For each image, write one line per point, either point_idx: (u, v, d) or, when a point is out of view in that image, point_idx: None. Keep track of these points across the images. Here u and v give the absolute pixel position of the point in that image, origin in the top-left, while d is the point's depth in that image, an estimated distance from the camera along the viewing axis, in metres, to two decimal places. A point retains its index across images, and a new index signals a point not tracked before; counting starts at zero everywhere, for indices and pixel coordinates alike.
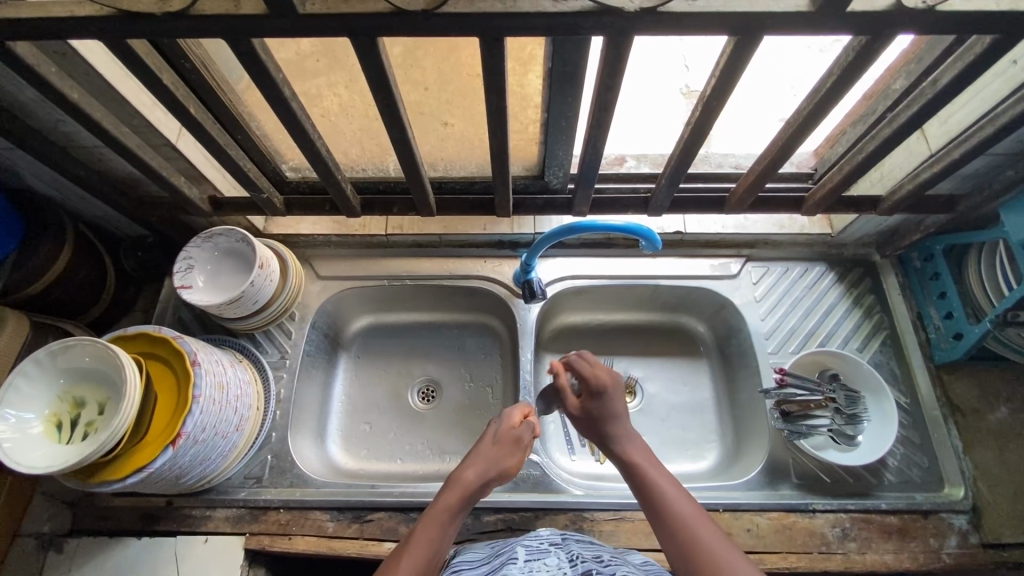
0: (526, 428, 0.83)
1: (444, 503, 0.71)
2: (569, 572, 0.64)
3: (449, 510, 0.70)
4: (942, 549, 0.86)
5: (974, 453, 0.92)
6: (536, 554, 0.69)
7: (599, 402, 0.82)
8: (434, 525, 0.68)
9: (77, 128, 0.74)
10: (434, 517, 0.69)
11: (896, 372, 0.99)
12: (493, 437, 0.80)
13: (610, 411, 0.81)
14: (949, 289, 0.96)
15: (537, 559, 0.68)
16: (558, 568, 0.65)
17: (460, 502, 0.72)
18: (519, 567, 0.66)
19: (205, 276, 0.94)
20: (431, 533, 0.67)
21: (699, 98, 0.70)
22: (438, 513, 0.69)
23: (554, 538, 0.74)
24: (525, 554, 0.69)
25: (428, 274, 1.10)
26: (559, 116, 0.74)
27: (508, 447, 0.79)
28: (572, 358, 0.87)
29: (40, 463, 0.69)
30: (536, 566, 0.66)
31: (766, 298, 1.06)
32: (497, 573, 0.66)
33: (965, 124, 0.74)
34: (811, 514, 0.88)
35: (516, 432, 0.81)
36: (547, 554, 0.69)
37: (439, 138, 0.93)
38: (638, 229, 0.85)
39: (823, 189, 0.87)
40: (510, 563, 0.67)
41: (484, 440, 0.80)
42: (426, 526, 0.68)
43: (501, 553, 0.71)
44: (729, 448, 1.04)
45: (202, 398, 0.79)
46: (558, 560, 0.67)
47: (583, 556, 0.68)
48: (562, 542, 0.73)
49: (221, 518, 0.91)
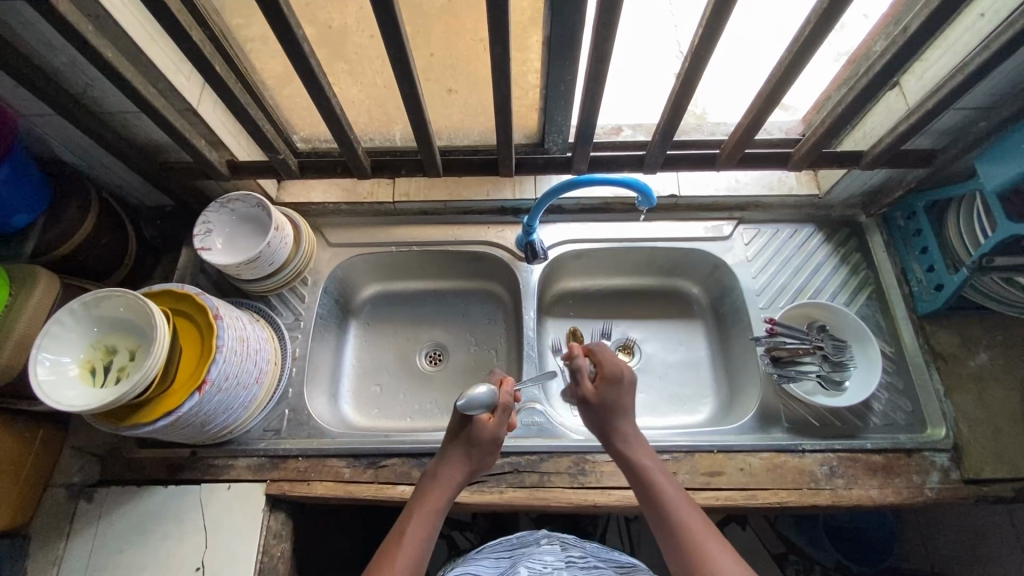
0: (497, 416, 0.84)
1: (430, 503, 0.80)
2: None
3: (434, 509, 0.79)
4: (925, 484, 0.91)
5: (956, 396, 0.97)
6: None
7: (615, 389, 0.86)
8: (423, 524, 0.78)
9: (105, 90, 0.78)
10: (424, 518, 0.79)
11: (882, 324, 1.05)
12: (467, 433, 0.84)
13: (624, 404, 0.86)
14: (931, 243, 1.00)
15: None
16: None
17: (444, 500, 0.81)
18: None
19: (223, 239, 0.99)
20: (421, 533, 0.77)
21: (682, 67, 0.77)
22: (425, 511, 0.79)
23: (558, 562, 0.83)
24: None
25: (433, 240, 1.15)
26: (558, 78, 0.80)
27: (481, 445, 0.83)
28: (596, 347, 0.91)
29: (77, 403, 0.74)
30: None
31: (758, 258, 1.11)
32: None
33: (939, 77, 0.80)
34: (801, 454, 0.93)
35: (489, 432, 0.83)
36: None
37: (444, 104, 0.97)
38: (634, 184, 0.91)
39: (808, 144, 0.91)
40: None
41: (456, 438, 0.84)
42: (415, 527, 0.77)
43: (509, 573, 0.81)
44: (724, 401, 1.09)
45: (225, 348, 0.85)
46: None
47: None
48: (566, 566, 0.82)
49: (243, 467, 0.96)
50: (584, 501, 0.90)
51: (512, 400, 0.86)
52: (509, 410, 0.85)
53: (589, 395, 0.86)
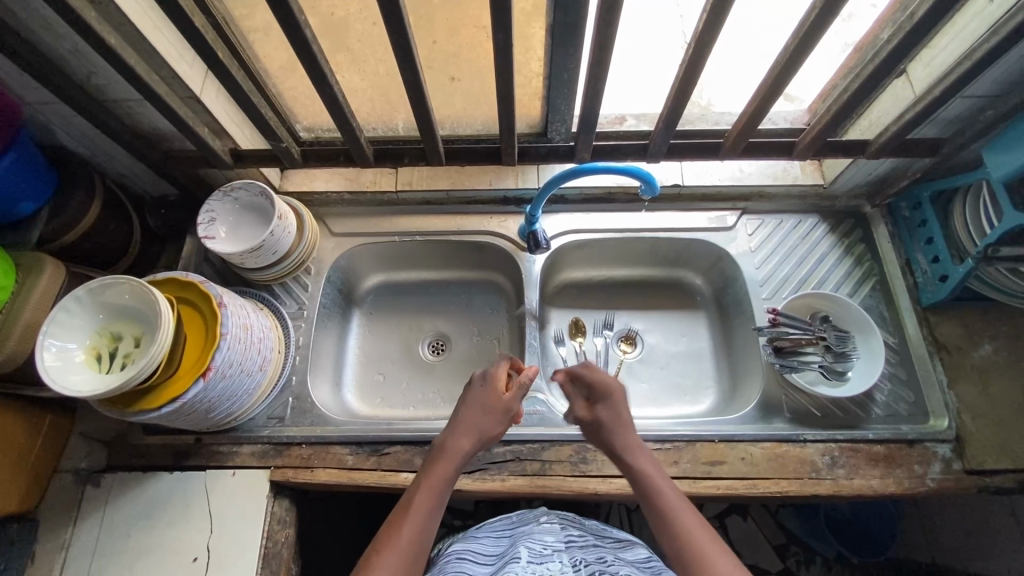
0: (518, 388, 0.88)
1: (439, 473, 0.77)
2: None
3: (444, 478, 0.77)
4: (926, 475, 0.91)
5: (959, 387, 0.97)
6: (539, 558, 0.76)
7: (609, 407, 0.85)
8: (432, 492, 0.75)
9: (109, 78, 0.78)
10: (432, 487, 0.76)
11: (885, 315, 1.04)
12: (487, 400, 0.86)
13: (603, 417, 0.85)
14: (936, 234, 0.99)
15: (539, 563, 0.74)
16: (561, 571, 0.72)
17: (453, 469, 0.79)
18: (522, 566, 0.73)
19: (227, 228, 0.99)
20: (430, 502, 0.74)
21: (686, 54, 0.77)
22: (434, 480, 0.77)
23: (558, 543, 0.80)
24: (529, 555, 0.76)
25: (436, 230, 1.15)
26: (561, 65, 0.79)
27: (495, 413, 0.85)
28: (577, 368, 0.91)
29: (85, 388, 0.74)
30: (539, 568, 0.73)
31: (761, 248, 1.10)
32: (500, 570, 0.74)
33: (947, 65, 0.79)
34: (802, 444, 0.93)
35: (505, 402, 0.86)
36: (550, 559, 0.76)
37: (447, 92, 0.97)
38: (638, 172, 0.90)
39: (813, 132, 0.90)
40: (513, 562, 0.75)
41: (470, 406, 0.85)
42: (423, 496, 0.74)
43: (505, 555, 0.79)
44: (726, 392, 1.09)
45: (229, 336, 0.86)
46: (561, 564, 0.74)
47: (584, 560, 0.76)
48: (565, 548, 0.79)
49: (247, 453, 0.96)
50: (586, 489, 0.91)
51: (529, 379, 0.89)
52: (525, 388, 0.88)
53: (585, 417, 0.87)
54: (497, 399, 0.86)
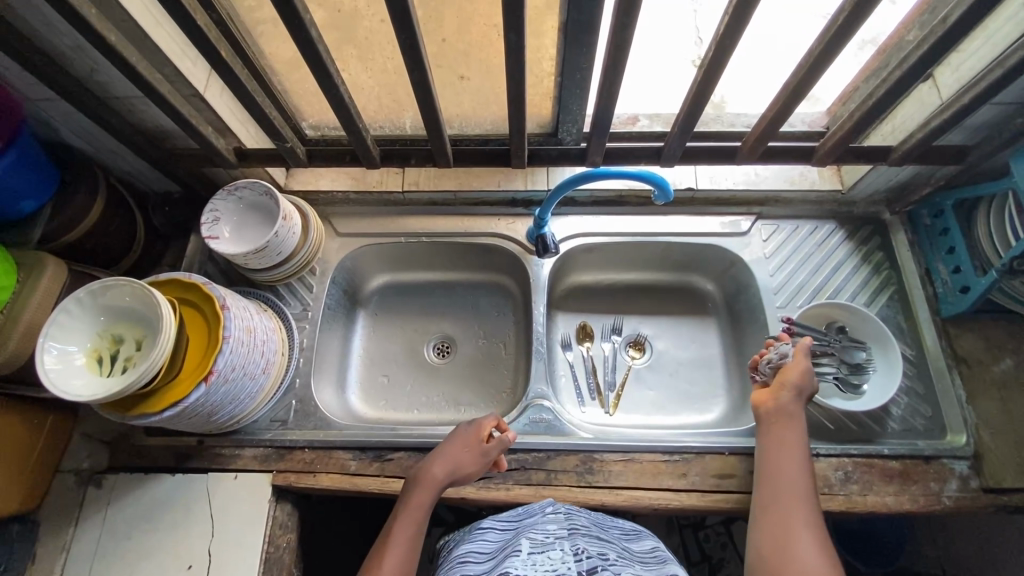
0: (496, 442, 0.86)
1: (415, 505, 0.81)
2: (573, 567, 0.68)
3: (420, 511, 0.80)
4: (943, 492, 0.89)
5: (978, 403, 0.94)
6: (540, 547, 0.73)
7: (793, 397, 0.84)
8: (410, 523, 0.79)
9: (111, 75, 0.76)
10: (409, 517, 0.80)
11: (903, 326, 1.01)
12: (465, 443, 0.86)
13: (789, 411, 0.83)
14: (958, 243, 0.96)
15: (540, 553, 0.71)
16: (562, 562, 0.69)
17: (428, 502, 0.81)
18: (523, 559, 0.70)
19: (231, 228, 0.97)
20: (408, 535, 0.78)
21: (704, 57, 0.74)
22: (410, 513, 0.80)
23: (561, 531, 0.77)
24: (529, 545, 0.73)
25: (443, 231, 1.13)
26: (574, 65, 0.76)
27: (472, 454, 0.85)
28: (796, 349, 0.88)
29: (85, 392, 0.73)
30: (540, 560, 0.70)
31: (776, 254, 1.07)
32: (500, 564, 0.70)
33: (976, 71, 0.75)
34: (814, 458, 0.91)
35: (483, 448, 0.86)
36: (551, 548, 0.72)
37: (456, 92, 0.94)
38: (651, 178, 0.88)
39: (834, 138, 0.87)
40: (514, 554, 0.71)
41: (449, 442, 0.87)
42: (401, 526, 0.78)
43: (506, 546, 0.76)
44: (736, 401, 1.07)
45: (231, 339, 0.85)
46: (562, 553, 0.71)
47: (588, 551, 0.72)
48: (569, 535, 0.76)
49: (249, 457, 0.96)
50: (592, 500, 0.89)
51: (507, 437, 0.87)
52: (505, 444, 0.87)
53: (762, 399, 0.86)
54: (474, 444, 0.86)
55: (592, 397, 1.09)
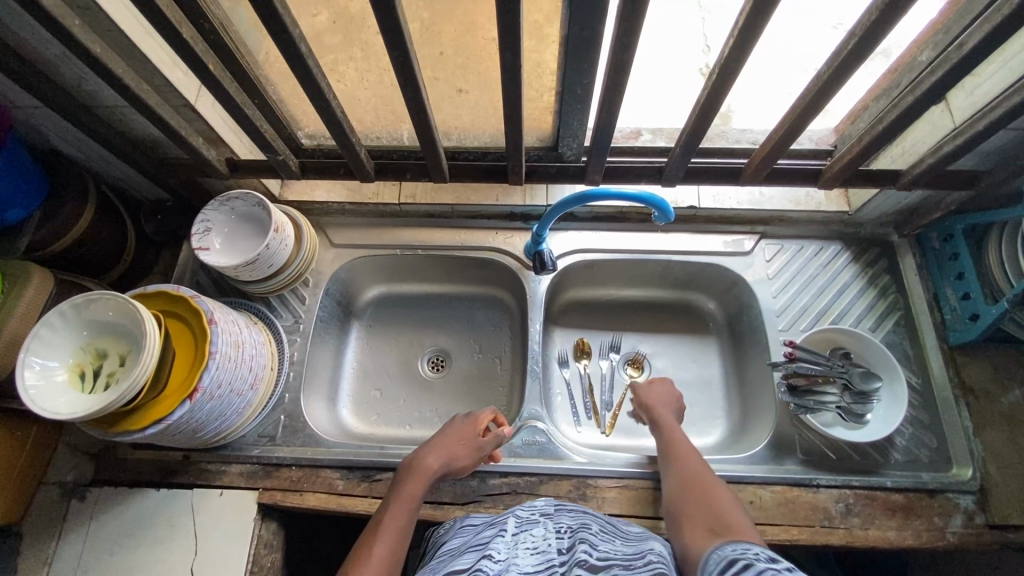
0: (493, 437, 0.86)
1: (408, 494, 0.75)
2: (554, 544, 0.67)
3: (413, 499, 0.75)
4: (947, 528, 0.86)
5: (985, 435, 0.91)
6: (525, 526, 0.72)
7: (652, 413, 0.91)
8: (401, 514, 0.73)
9: (99, 85, 0.75)
10: (400, 507, 0.74)
11: (909, 353, 0.98)
12: (461, 434, 0.84)
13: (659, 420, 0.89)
14: (967, 269, 0.93)
15: (524, 531, 0.71)
16: (544, 539, 0.68)
17: (422, 491, 0.77)
18: (507, 540, 0.68)
19: (221, 240, 0.95)
20: (400, 522, 0.71)
21: (709, 77, 0.72)
22: (403, 502, 0.74)
23: (546, 509, 0.77)
24: (514, 525, 0.72)
25: (440, 244, 1.11)
26: (574, 82, 0.74)
27: (466, 446, 0.83)
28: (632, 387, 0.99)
29: (66, 410, 0.71)
30: (523, 539, 0.68)
31: (779, 275, 1.05)
32: (484, 545, 0.67)
33: (991, 96, 0.73)
34: (814, 489, 0.89)
35: (478, 440, 0.85)
36: (534, 527, 0.72)
37: (454, 105, 0.92)
38: (652, 199, 0.85)
39: (842, 161, 0.84)
40: (498, 536, 0.69)
41: (446, 432, 0.84)
42: (392, 517, 0.72)
43: (493, 524, 0.74)
44: (736, 424, 1.04)
45: (218, 354, 0.83)
46: (544, 531, 0.70)
47: (570, 527, 0.71)
48: (552, 513, 0.76)
49: (236, 473, 0.94)
50: None
51: (504, 434, 0.87)
52: (500, 439, 0.86)
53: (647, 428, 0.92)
54: (467, 434, 0.85)
55: (588, 417, 1.06)
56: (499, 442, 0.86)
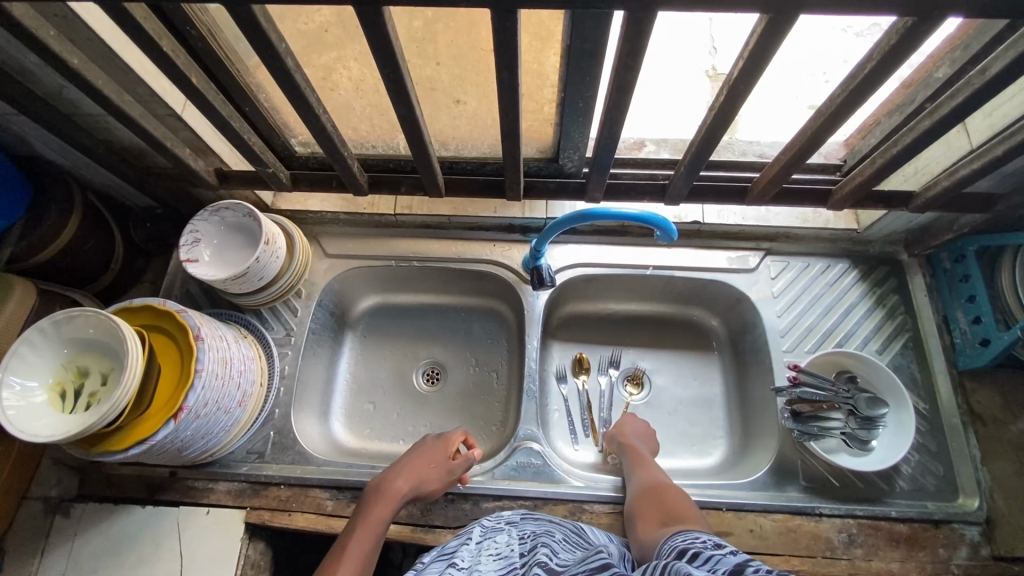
0: (463, 460, 0.87)
1: (373, 519, 0.79)
2: (515, 549, 0.68)
3: (378, 525, 0.78)
4: (952, 560, 0.84)
5: (993, 463, 0.89)
6: (489, 534, 0.73)
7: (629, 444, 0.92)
8: (366, 540, 0.76)
9: (81, 95, 0.72)
10: (366, 532, 0.77)
11: (917, 377, 0.95)
12: (430, 457, 0.86)
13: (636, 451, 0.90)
14: (980, 292, 0.91)
15: (488, 538, 0.72)
16: (506, 545, 0.69)
17: (388, 517, 0.79)
18: (471, 548, 0.70)
19: (211, 250, 0.93)
20: (363, 550, 0.75)
21: (714, 100, 0.69)
22: (368, 529, 0.77)
23: (512, 517, 0.78)
24: (480, 534, 0.74)
25: (436, 256, 1.08)
26: (575, 98, 0.71)
27: (436, 470, 0.85)
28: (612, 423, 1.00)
29: (44, 432, 0.69)
30: (486, 546, 0.70)
31: (785, 294, 1.02)
32: (448, 552, 0.70)
33: (1012, 119, 0.69)
34: (817, 518, 0.86)
35: (447, 463, 0.86)
36: (498, 534, 0.73)
37: (451, 115, 0.89)
38: (653, 219, 0.82)
39: (853, 182, 0.81)
40: (463, 544, 0.71)
41: (415, 456, 0.86)
42: (358, 543, 0.75)
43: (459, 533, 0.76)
44: (737, 446, 1.02)
45: (205, 372, 0.80)
46: (508, 538, 0.71)
47: (533, 533, 0.72)
48: (518, 521, 0.77)
49: (223, 491, 0.92)
50: None
51: (474, 456, 0.88)
52: (470, 462, 0.87)
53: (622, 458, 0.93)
54: (436, 456, 0.86)
55: (586, 435, 1.04)
56: (469, 464, 0.87)
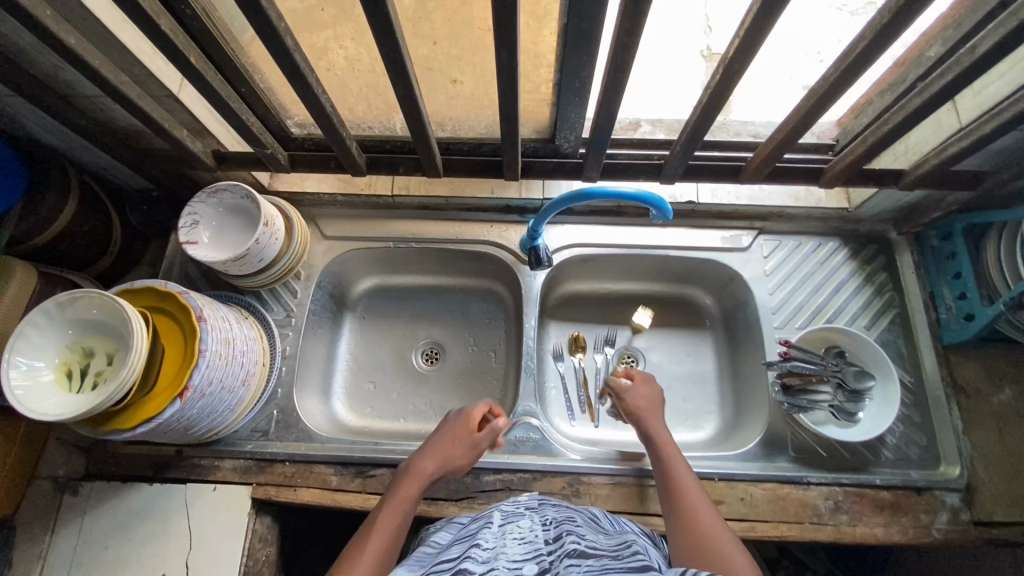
0: (489, 431, 0.85)
1: (403, 494, 0.77)
2: (540, 535, 0.66)
3: (407, 499, 0.76)
4: (933, 525, 0.88)
5: (974, 434, 0.91)
6: (510, 519, 0.72)
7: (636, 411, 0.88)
8: (395, 514, 0.74)
9: (77, 75, 0.72)
10: (394, 508, 0.75)
11: (903, 351, 0.99)
12: (455, 432, 0.84)
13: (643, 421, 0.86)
14: (965, 269, 0.93)
15: (510, 523, 0.70)
16: (530, 530, 0.67)
17: (417, 493, 0.78)
18: (493, 532, 0.68)
19: (210, 233, 0.93)
20: (392, 522, 0.73)
21: (709, 80, 0.71)
22: (397, 504, 0.76)
23: (531, 504, 0.77)
24: (500, 520, 0.72)
25: (434, 237, 1.09)
26: (573, 78, 0.71)
27: (462, 445, 0.84)
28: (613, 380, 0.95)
29: (53, 410, 0.70)
30: (509, 530, 0.68)
31: (777, 272, 1.04)
32: (472, 537, 0.67)
33: (1000, 97, 0.71)
34: (805, 486, 0.90)
35: (473, 436, 0.84)
36: (520, 519, 0.71)
37: (448, 96, 0.89)
38: (650, 197, 0.83)
39: (844, 161, 0.83)
40: (485, 528, 0.69)
41: (439, 434, 0.85)
42: (386, 516, 0.73)
43: (478, 519, 0.74)
44: (729, 420, 1.05)
45: (208, 352, 0.81)
46: (530, 523, 0.70)
47: (556, 519, 0.70)
48: (538, 507, 0.76)
49: (229, 468, 0.94)
50: None
51: (501, 424, 0.86)
52: (496, 432, 0.85)
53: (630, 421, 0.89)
54: (463, 428, 0.85)
55: (582, 411, 1.06)
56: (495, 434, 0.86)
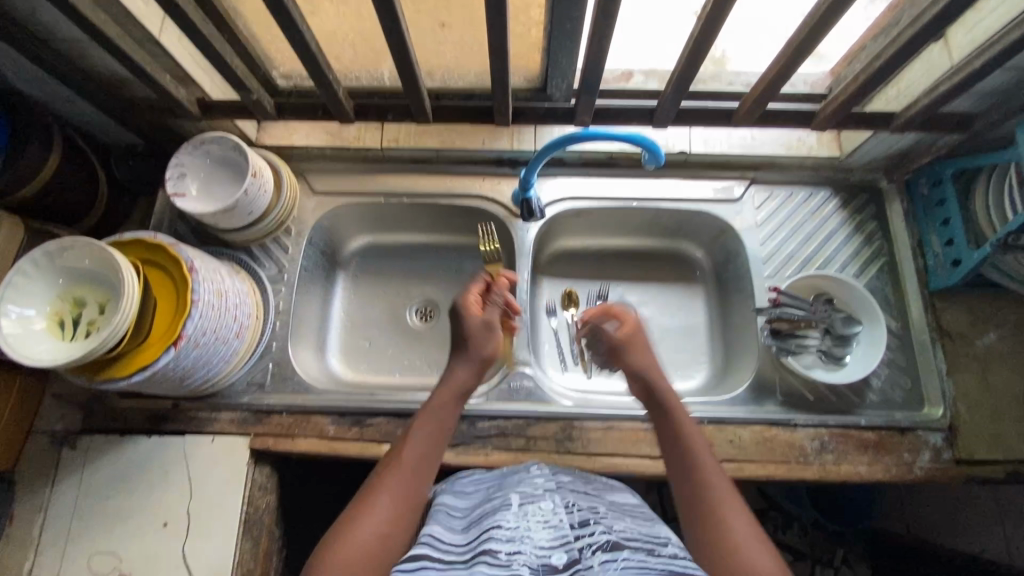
0: (493, 308, 0.85)
1: (438, 399, 0.76)
2: (566, 520, 0.62)
3: (444, 403, 0.76)
4: (915, 463, 0.90)
5: (957, 375, 0.94)
6: (531, 499, 0.66)
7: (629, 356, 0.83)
8: (429, 422, 0.74)
9: (53, 15, 0.70)
10: (428, 415, 0.75)
11: (890, 297, 1.00)
12: (469, 327, 0.82)
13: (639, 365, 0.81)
14: (953, 215, 0.93)
15: (531, 503, 0.65)
16: (553, 514, 0.63)
17: (454, 398, 0.77)
18: (514, 512, 0.63)
19: (198, 185, 0.92)
20: (427, 432, 0.73)
21: (703, 10, 0.70)
22: (432, 409, 0.75)
23: (550, 484, 0.71)
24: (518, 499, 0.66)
25: (425, 191, 1.09)
26: (562, 15, 0.70)
27: (481, 334, 0.81)
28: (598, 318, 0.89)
29: (47, 357, 0.70)
30: (531, 511, 0.63)
31: (768, 222, 1.04)
32: (488, 518, 0.63)
33: (991, 32, 0.70)
34: (792, 428, 0.92)
35: (483, 317, 0.83)
36: (541, 499, 0.66)
37: (436, 41, 0.87)
38: (642, 141, 0.83)
39: (836, 102, 0.83)
40: (504, 508, 0.64)
41: (458, 337, 0.82)
42: (420, 429, 0.73)
43: (495, 496, 0.69)
44: (719, 369, 1.07)
45: (201, 302, 0.81)
46: (553, 504, 0.65)
47: (578, 503, 0.66)
48: (557, 488, 0.70)
49: (226, 420, 0.94)
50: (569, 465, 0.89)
51: (502, 302, 0.87)
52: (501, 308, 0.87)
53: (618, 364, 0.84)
54: (479, 317, 0.83)
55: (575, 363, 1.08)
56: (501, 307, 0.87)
